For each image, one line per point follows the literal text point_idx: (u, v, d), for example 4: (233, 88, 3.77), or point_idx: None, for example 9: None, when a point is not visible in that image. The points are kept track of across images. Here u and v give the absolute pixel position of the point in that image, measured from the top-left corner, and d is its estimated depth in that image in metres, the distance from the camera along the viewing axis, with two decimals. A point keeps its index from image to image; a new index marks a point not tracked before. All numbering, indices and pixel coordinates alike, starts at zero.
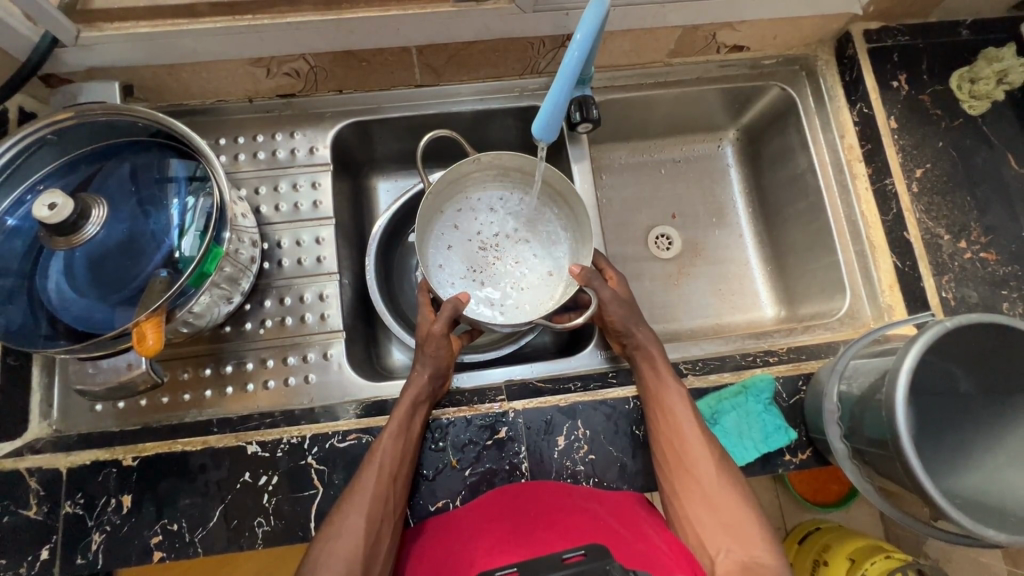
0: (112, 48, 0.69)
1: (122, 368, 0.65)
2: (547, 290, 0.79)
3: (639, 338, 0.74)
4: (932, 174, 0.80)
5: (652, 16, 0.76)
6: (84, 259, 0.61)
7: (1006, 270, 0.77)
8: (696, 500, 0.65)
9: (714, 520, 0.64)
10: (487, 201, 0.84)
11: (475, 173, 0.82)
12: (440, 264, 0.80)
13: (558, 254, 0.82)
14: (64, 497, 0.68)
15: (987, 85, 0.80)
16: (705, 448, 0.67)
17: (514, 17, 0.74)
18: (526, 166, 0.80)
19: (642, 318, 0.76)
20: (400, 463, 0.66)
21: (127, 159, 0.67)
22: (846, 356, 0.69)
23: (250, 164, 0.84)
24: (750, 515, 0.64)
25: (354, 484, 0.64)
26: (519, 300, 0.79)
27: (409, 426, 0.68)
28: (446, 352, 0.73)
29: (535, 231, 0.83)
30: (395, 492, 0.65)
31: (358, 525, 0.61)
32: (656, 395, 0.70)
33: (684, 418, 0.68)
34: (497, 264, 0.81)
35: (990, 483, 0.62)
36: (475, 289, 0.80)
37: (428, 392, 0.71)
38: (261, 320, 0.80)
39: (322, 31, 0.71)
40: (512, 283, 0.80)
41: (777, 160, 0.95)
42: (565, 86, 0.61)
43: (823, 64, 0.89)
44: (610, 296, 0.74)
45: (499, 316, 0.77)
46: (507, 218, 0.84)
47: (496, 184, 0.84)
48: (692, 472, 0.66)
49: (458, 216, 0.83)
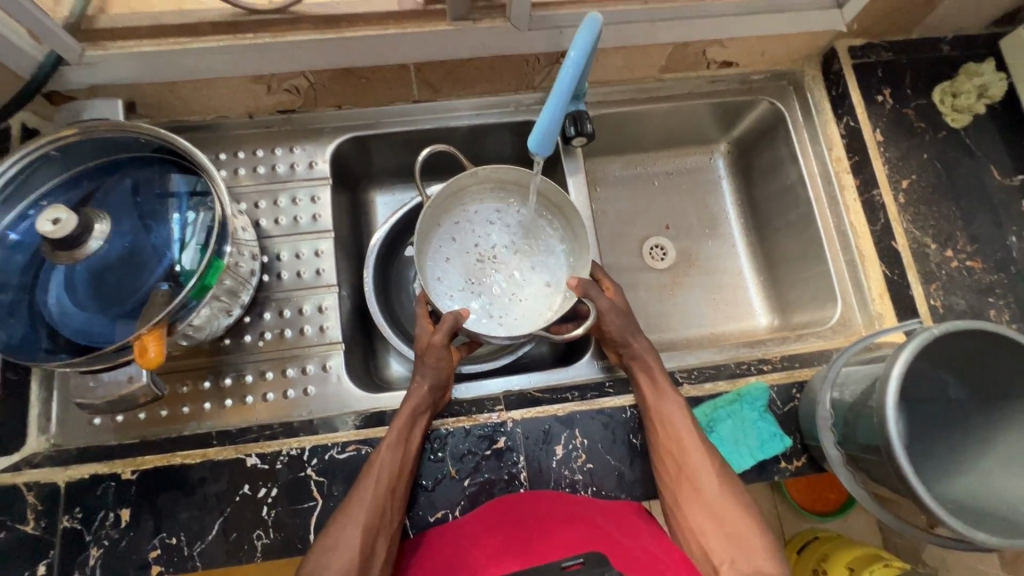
0: (117, 66, 0.70)
1: (123, 382, 0.64)
2: (545, 301, 0.80)
3: (635, 347, 0.74)
4: (918, 184, 0.82)
5: (643, 34, 0.79)
6: (85, 273, 0.62)
7: (991, 278, 0.79)
8: (699, 511, 0.67)
9: (717, 531, 0.66)
10: (485, 213, 0.85)
11: (471, 187, 0.83)
12: (439, 276, 0.81)
13: (556, 265, 0.83)
14: (62, 512, 0.68)
15: (969, 98, 0.83)
16: (703, 454, 0.68)
17: (510, 35, 0.76)
18: (521, 179, 0.82)
19: (637, 326, 0.76)
20: (399, 473, 0.67)
21: (130, 173, 0.69)
22: (836, 364, 0.70)
23: (250, 178, 0.85)
24: (749, 522, 0.66)
25: (352, 498, 0.64)
26: (519, 310, 0.80)
27: (409, 436, 0.69)
28: (446, 364, 0.73)
29: (533, 243, 0.84)
30: (394, 502, 0.66)
31: (356, 536, 0.62)
32: (656, 408, 0.70)
33: (683, 428, 0.69)
34: (496, 276, 0.82)
35: (984, 486, 0.63)
36: (475, 300, 0.81)
37: (427, 404, 0.71)
38: (260, 332, 0.81)
39: (323, 49, 0.73)
40: (511, 294, 0.81)
41: (767, 172, 0.96)
42: (560, 102, 0.63)
43: (810, 79, 0.91)
44: (607, 307, 0.75)
45: (497, 327, 0.78)
46: (504, 231, 0.85)
47: (492, 198, 0.85)
48: (694, 484, 0.67)
49: (456, 229, 0.84)
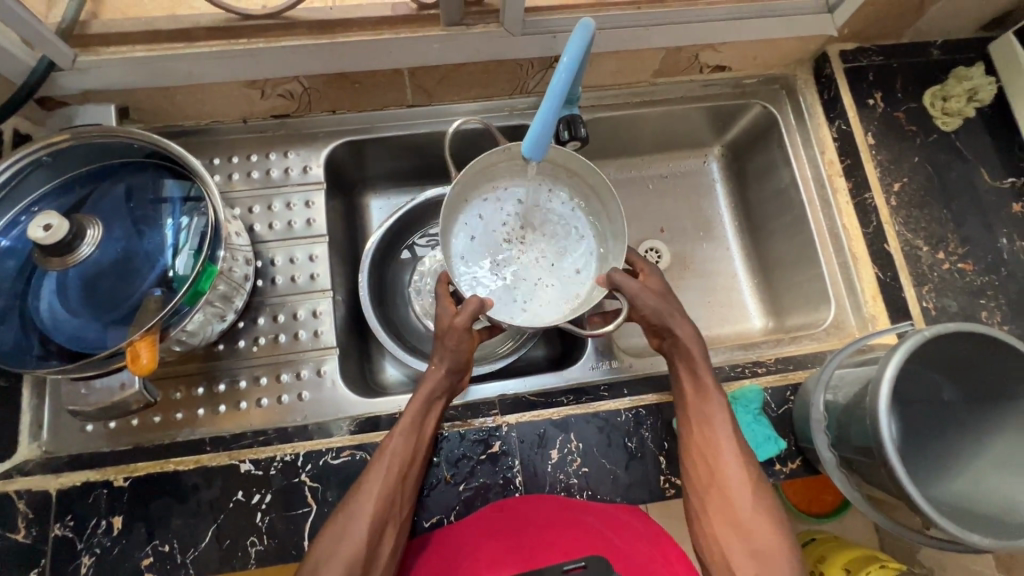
0: (110, 71, 0.70)
1: (115, 389, 0.64)
2: (572, 289, 0.78)
3: (678, 334, 0.73)
4: (910, 187, 0.83)
5: (636, 39, 0.79)
6: (78, 280, 0.61)
7: (982, 280, 0.79)
8: (723, 517, 0.66)
9: (740, 539, 0.64)
10: (514, 192, 0.81)
11: (503, 164, 0.78)
12: (465, 257, 0.78)
13: (585, 251, 0.81)
14: (54, 521, 0.67)
15: (959, 102, 0.84)
16: (733, 456, 0.67)
17: (504, 40, 0.76)
18: (557, 159, 0.78)
19: (680, 312, 0.74)
20: (411, 461, 0.67)
21: (123, 179, 0.68)
22: (830, 366, 0.70)
23: (245, 183, 0.85)
24: (776, 532, 0.64)
25: (363, 482, 0.65)
26: (545, 296, 0.78)
27: (424, 421, 0.69)
28: (467, 346, 0.72)
29: (563, 226, 0.82)
30: (404, 491, 0.66)
31: (362, 529, 0.61)
32: (693, 406, 0.71)
33: (716, 429, 0.68)
34: (523, 259, 0.80)
35: (976, 488, 0.63)
36: (498, 284, 0.78)
37: (443, 388, 0.71)
38: (254, 337, 0.80)
39: (317, 54, 0.73)
40: (538, 279, 0.79)
41: (761, 176, 0.97)
42: (554, 106, 0.63)
43: (802, 82, 0.92)
44: (638, 290, 0.72)
45: (522, 313, 0.76)
46: (535, 213, 0.82)
47: (523, 176, 0.81)
48: (722, 489, 0.67)
49: (484, 208, 0.80)
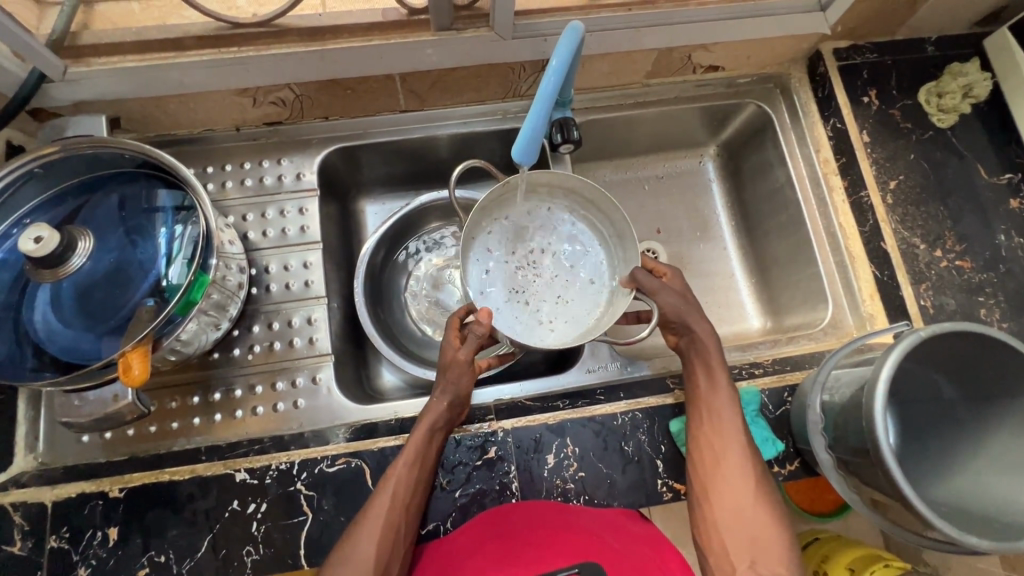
0: (101, 82, 0.71)
1: (108, 400, 0.64)
2: (591, 300, 0.78)
3: (697, 331, 0.72)
4: (905, 184, 0.83)
5: (628, 40, 0.79)
6: (73, 289, 0.62)
7: (981, 278, 0.79)
8: (725, 504, 0.65)
9: (741, 530, 0.63)
10: (517, 217, 0.80)
11: (502, 197, 0.77)
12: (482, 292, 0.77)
13: (594, 260, 0.81)
14: (49, 532, 0.67)
15: (954, 99, 0.83)
16: (747, 462, 0.66)
17: (494, 44, 0.76)
18: (555, 180, 0.77)
19: (700, 311, 0.73)
20: (413, 493, 0.66)
21: (114, 190, 0.68)
22: (828, 366, 0.70)
23: (238, 191, 0.85)
24: (780, 530, 0.63)
25: (371, 503, 0.64)
26: (568, 312, 0.78)
27: (426, 452, 0.67)
28: (467, 380, 0.71)
29: (568, 241, 0.81)
30: (407, 520, 0.65)
31: (369, 554, 0.60)
32: (708, 402, 0.69)
33: (730, 427, 0.68)
34: (537, 281, 0.80)
35: (974, 488, 0.62)
36: (520, 308, 0.78)
37: (445, 420, 0.69)
38: (249, 345, 0.80)
39: (307, 61, 0.74)
40: (556, 297, 0.79)
41: (757, 174, 0.96)
42: (543, 109, 0.62)
43: (797, 81, 0.91)
44: (656, 287, 0.72)
45: (549, 335, 0.76)
46: (539, 233, 0.81)
47: (523, 201, 0.80)
48: (729, 478, 0.66)
49: (490, 238, 0.79)
